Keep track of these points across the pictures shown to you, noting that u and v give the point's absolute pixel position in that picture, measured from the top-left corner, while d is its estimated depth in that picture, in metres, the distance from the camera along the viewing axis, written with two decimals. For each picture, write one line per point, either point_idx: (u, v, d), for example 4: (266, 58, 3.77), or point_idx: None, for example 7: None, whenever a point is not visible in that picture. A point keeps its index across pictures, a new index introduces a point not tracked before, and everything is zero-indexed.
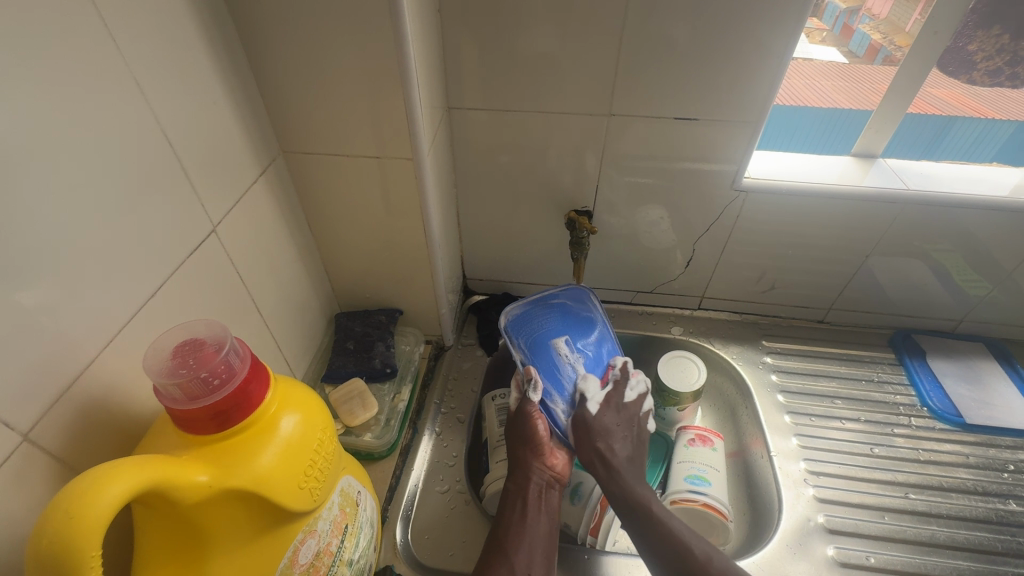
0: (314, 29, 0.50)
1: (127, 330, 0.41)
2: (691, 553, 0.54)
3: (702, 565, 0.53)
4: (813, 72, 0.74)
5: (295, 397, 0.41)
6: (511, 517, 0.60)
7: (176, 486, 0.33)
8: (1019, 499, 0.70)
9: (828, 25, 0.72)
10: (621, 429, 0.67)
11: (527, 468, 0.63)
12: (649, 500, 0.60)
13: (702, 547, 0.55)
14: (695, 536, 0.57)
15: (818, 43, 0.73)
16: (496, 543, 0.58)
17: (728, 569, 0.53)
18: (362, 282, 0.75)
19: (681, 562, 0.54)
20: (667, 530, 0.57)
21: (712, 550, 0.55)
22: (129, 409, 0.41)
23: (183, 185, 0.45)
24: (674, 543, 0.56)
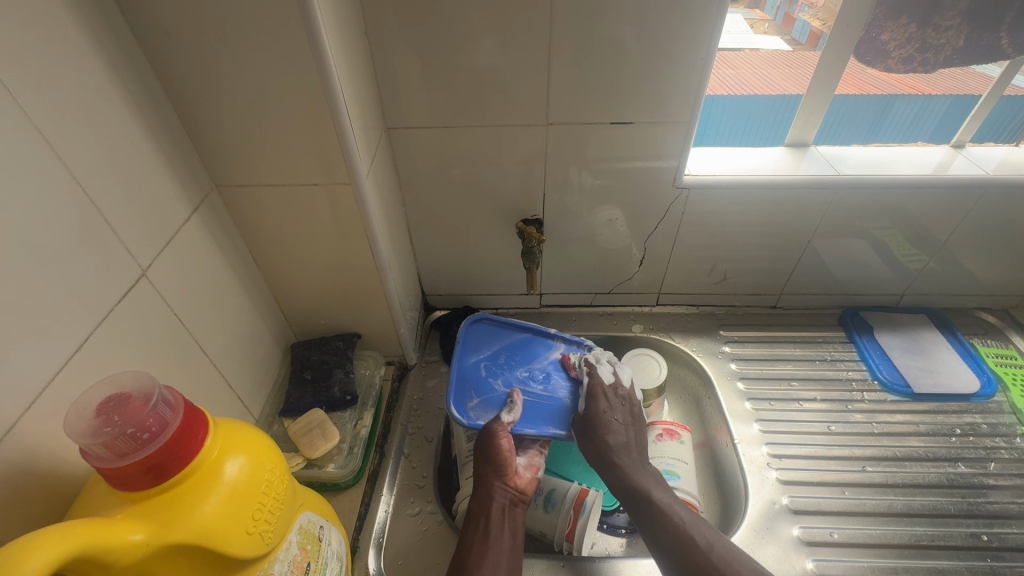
0: (233, 60, 0.49)
1: (51, 387, 0.39)
2: (694, 542, 0.56)
3: (705, 554, 0.55)
4: (759, 61, 0.76)
5: (240, 439, 0.40)
6: (473, 539, 0.60)
7: (109, 547, 0.32)
8: (967, 461, 0.74)
9: (768, 15, 0.76)
10: (615, 413, 0.69)
11: (491, 486, 0.63)
12: (652, 489, 0.62)
13: (706, 536, 0.57)
14: (698, 526, 0.58)
15: (762, 33, 0.77)
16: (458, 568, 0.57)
17: (731, 557, 0.54)
18: (315, 309, 0.73)
19: (686, 552, 0.56)
20: (673, 524, 0.58)
21: (718, 539, 0.56)
22: (59, 470, 0.39)
23: (102, 231, 0.44)
24: (677, 535, 0.57)
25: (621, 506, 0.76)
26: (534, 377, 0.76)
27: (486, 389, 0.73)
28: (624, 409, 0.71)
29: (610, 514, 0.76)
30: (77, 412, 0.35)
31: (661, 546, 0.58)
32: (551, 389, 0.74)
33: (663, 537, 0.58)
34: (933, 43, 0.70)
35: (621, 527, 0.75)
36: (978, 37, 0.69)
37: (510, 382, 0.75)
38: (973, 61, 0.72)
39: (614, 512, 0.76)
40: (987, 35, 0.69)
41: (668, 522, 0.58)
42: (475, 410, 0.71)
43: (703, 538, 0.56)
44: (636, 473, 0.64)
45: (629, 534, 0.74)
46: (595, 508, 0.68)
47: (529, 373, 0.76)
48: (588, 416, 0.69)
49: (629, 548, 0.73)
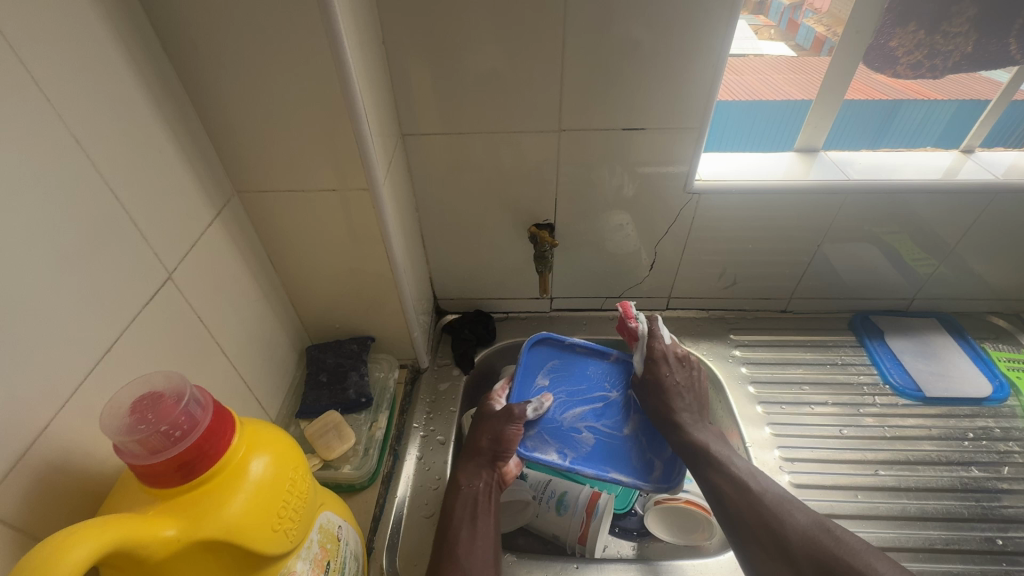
0: (256, 68, 0.51)
1: (82, 387, 0.40)
2: (753, 490, 0.59)
3: (759, 498, 0.58)
4: (763, 67, 0.76)
5: (264, 438, 0.41)
6: (461, 517, 0.61)
7: (141, 543, 0.32)
8: (981, 465, 0.73)
9: (773, 21, 0.76)
10: (678, 377, 0.72)
11: (480, 468, 0.66)
12: (709, 442, 0.65)
13: (761, 483, 0.60)
14: (753, 474, 0.61)
15: (767, 39, 0.77)
16: (448, 545, 0.59)
17: (783, 501, 0.57)
18: (330, 312, 0.74)
19: (742, 498, 0.59)
20: (732, 472, 0.62)
21: (772, 486, 0.59)
22: (90, 468, 0.40)
23: (131, 235, 0.45)
24: (734, 482, 0.60)
25: (633, 509, 0.76)
26: (599, 413, 0.74)
27: (550, 420, 0.73)
28: (686, 371, 0.73)
29: (622, 517, 0.76)
30: (110, 410, 0.36)
31: (716, 491, 0.61)
32: (613, 427, 0.72)
33: (721, 482, 0.61)
34: (941, 49, 0.71)
35: (633, 530, 0.75)
36: (986, 44, 0.70)
37: (574, 416, 0.73)
38: (980, 67, 0.73)
39: (626, 515, 0.76)
40: (994, 42, 0.70)
41: (726, 470, 0.62)
42: (532, 440, 0.70)
43: (759, 485, 0.59)
44: (695, 428, 0.67)
45: (640, 538, 0.75)
46: (607, 510, 0.69)
47: (595, 409, 0.74)
48: (648, 379, 0.72)
49: (641, 552, 0.74)
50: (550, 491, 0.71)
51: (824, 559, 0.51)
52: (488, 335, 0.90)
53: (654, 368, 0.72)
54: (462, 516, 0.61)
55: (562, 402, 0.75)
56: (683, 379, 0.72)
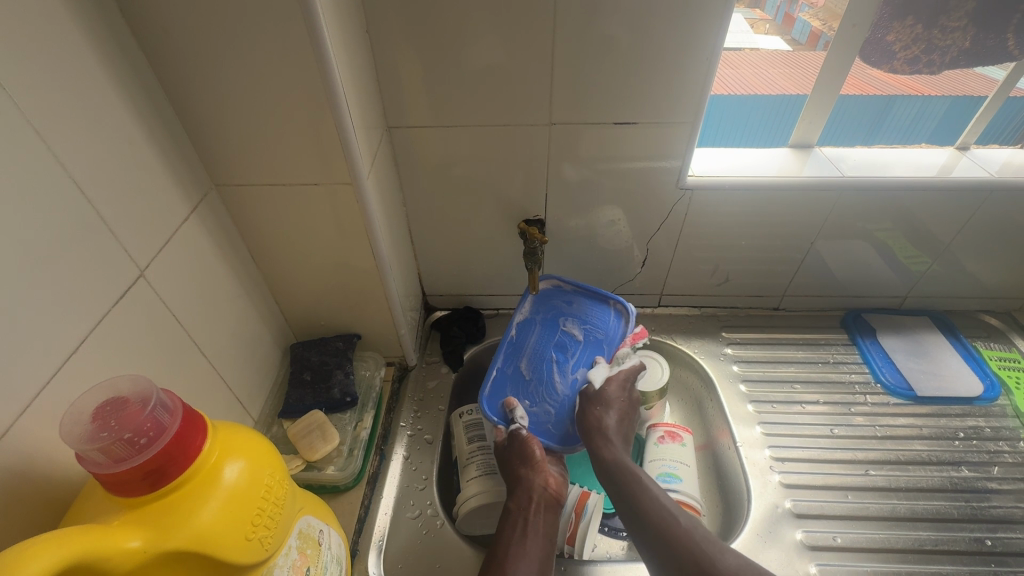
0: (232, 57, 0.48)
1: (46, 391, 0.38)
2: (687, 531, 0.56)
3: (689, 533, 0.56)
4: (760, 62, 0.75)
5: (238, 443, 0.40)
6: (511, 537, 0.58)
7: (104, 555, 0.31)
8: (971, 465, 0.73)
9: (769, 15, 0.73)
10: (616, 410, 0.70)
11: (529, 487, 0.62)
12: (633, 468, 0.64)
13: (689, 519, 0.58)
14: (683, 511, 0.59)
15: (763, 33, 0.74)
16: (497, 562, 0.56)
17: (710, 538, 0.56)
18: (315, 309, 0.73)
19: (669, 533, 0.57)
20: (654, 505, 0.60)
21: (701, 523, 0.58)
22: (54, 474, 0.39)
23: (99, 231, 0.43)
24: (665, 513, 0.58)
25: None
26: (560, 360, 0.76)
27: (560, 407, 0.72)
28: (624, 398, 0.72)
29: (610, 516, 0.75)
30: (71, 416, 0.34)
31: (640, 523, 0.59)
32: (576, 346, 0.77)
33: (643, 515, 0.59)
34: (939, 44, 0.70)
35: (622, 529, 0.75)
36: (984, 40, 0.69)
37: (561, 383, 0.74)
38: (976, 62, 0.71)
39: (615, 514, 0.75)
40: (993, 37, 0.69)
41: (654, 499, 0.60)
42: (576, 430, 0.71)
43: (688, 519, 0.58)
44: (626, 455, 0.66)
45: (630, 537, 0.74)
46: (596, 510, 0.69)
47: (555, 362, 0.76)
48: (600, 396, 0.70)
49: (629, 552, 0.73)
50: None
51: None
52: (478, 333, 0.89)
53: (609, 383, 0.72)
54: (511, 537, 0.58)
55: (539, 392, 0.73)
56: (625, 408, 0.71)
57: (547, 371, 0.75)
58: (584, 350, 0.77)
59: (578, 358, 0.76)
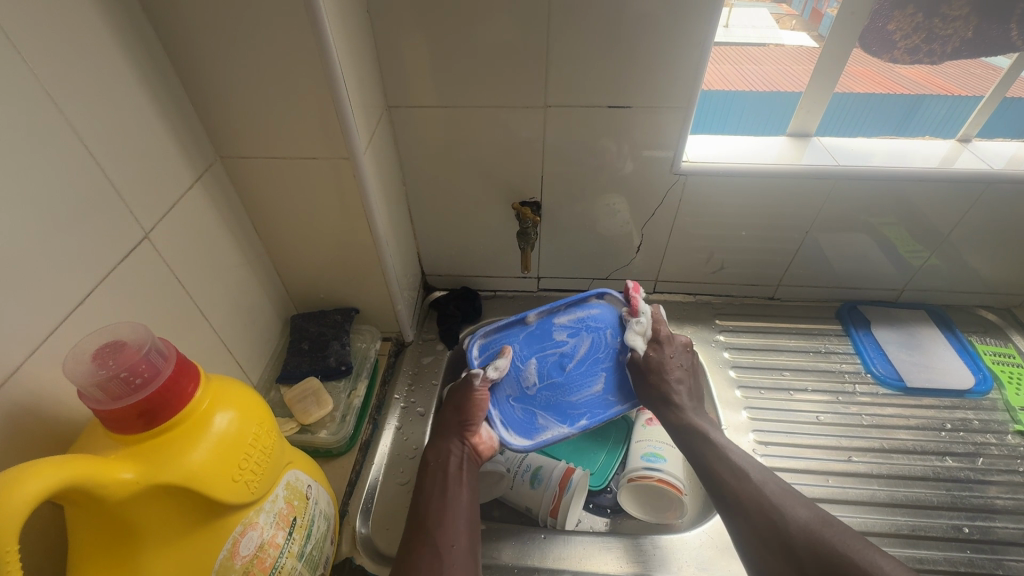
0: (235, 31, 0.51)
1: (54, 336, 0.41)
2: (750, 486, 0.57)
3: (759, 489, 0.57)
4: (783, 57, 0.76)
5: (229, 394, 0.42)
6: (433, 490, 0.60)
7: (101, 482, 0.33)
8: (955, 456, 0.73)
9: (797, 12, 0.76)
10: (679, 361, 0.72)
11: (450, 442, 0.65)
12: (711, 431, 0.65)
13: (762, 475, 0.58)
14: (754, 466, 0.59)
15: (788, 29, 0.76)
16: (418, 520, 0.58)
17: (784, 495, 0.55)
18: (315, 283, 0.76)
19: (742, 488, 0.57)
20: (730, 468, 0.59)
21: (772, 479, 0.58)
22: (59, 414, 0.42)
23: (107, 193, 0.46)
24: (734, 470, 0.59)
25: (609, 487, 0.78)
26: (549, 365, 0.75)
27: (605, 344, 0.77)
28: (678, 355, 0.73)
29: (597, 494, 0.77)
30: (74, 356, 0.37)
31: (719, 483, 0.59)
32: (538, 356, 0.76)
33: (724, 472, 0.59)
34: (939, 33, 0.69)
35: (607, 507, 0.76)
36: (987, 30, 0.68)
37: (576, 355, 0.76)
38: (979, 53, 0.71)
39: (601, 492, 0.77)
40: (996, 27, 0.68)
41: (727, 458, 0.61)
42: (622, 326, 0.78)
43: (759, 477, 0.58)
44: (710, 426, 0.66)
45: (614, 515, 0.75)
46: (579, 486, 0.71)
47: (551, 366, 0.75)
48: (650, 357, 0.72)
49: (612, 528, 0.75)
50: (524, 466, 0.73)
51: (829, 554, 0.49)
52: (473, 312, 0.91)
53: (656, 347, 0.73)
54: (433, 490, 0.61)
55: (594, 360, 0.75)
56: (685, 362, 0.72)
57: (568, 370, 0.75)
58: (537, 349, 0.77)
59: (543, 350, 0.76)
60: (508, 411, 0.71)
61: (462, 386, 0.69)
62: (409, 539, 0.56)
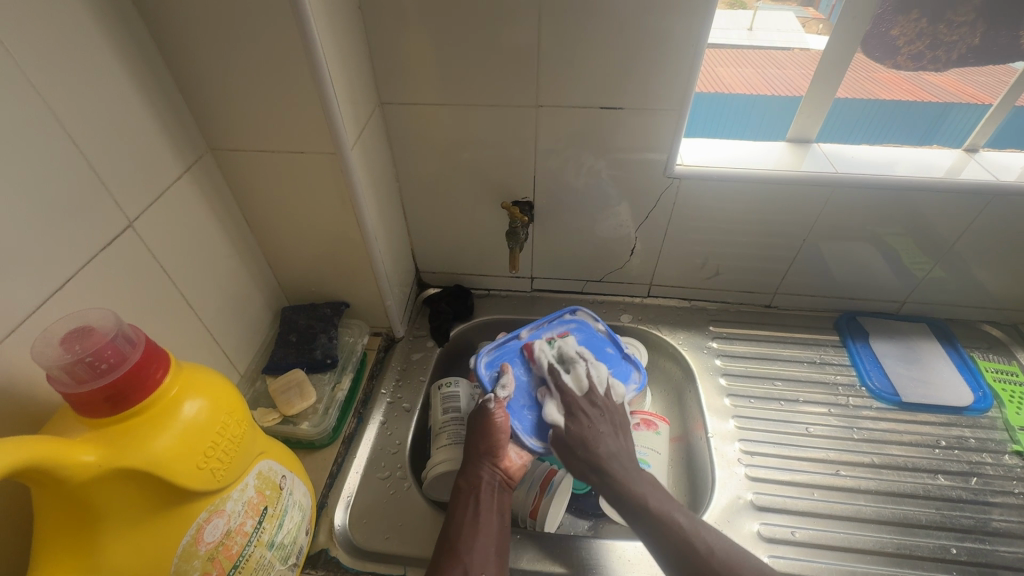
0: (222, 25, 0.51)
1: (31, 320, 0.42)
2: (694, 548, 0.56)
3: (706, 559, 0.55)
4: (796, 62, 0.75)
5: (200, 382, 0.43)
6: (464, 517, 0.60)
7: (63, 465, 0.34)
8: (948, 474, 0.71)
9: (824, 15, 0.71)
10: (600, 428, 0.67)
11: (480, 465, 0.65)
12: (645, 497, 0.60)
13: (707, 542, 0.56)
14: (697, 530, 0.57)
15: (815, 33, 0.72)
16: (448, 545, 0.58)
17: (731, 558, 0.55)
18: (305, 276, 0.76)
19: (689, 556, 0.55)
20: (675, 532, 0.57)
21: (717, 544, 0.56)
22: (34, 395, 0.43)
23: (91, 182, 0.47)
24: (680, 540, 0.56)
25: (594, 491, 0.77)
26: None
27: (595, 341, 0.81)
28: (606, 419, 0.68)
29: (582, 498, 0.77)
30: (45, 339, 0.38)
31: (661, 550, 0.56)
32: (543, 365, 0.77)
33: (663, 544, 0.57)
34: (945, 40, 0.67)
35: (591, 511, 0.76)
36: (995, 36, 0.66)
37: None
38: (987, 60, 0.69)
39: (586, 497, 0.77)
40: (1005, 35, 0.66)
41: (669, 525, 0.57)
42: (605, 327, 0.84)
43: (704, 543, 0.56)
44: (632, 482, 0.62)
45: (596, 519, 0.76)
46: (560, 489, 0.70)
47: None
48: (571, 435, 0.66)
49: (594, 533, 0.75)
50: None
51: None
52: (465, 310, 0.91)
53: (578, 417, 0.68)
54: (465, 516, 0.60)
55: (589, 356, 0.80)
56: (607, 428, 0.67)
57: None
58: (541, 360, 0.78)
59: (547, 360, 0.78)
60: (526, 419, 0.71)
61: (479, 414, 0.69)
62: (440, 567, 0.56)
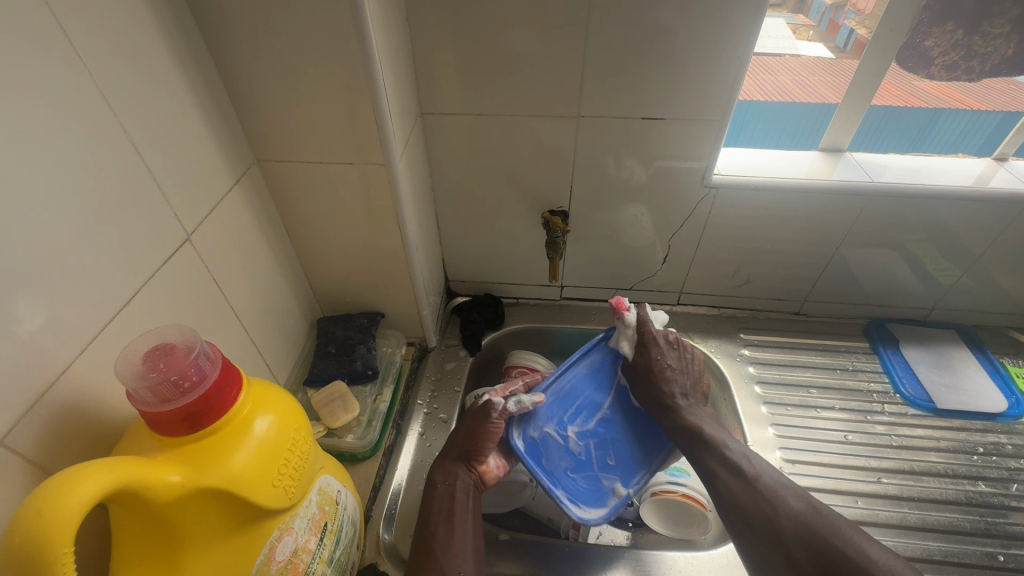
0: (279, 37, 0.51)
1: (100, 336, 0.42)
2: (741, 469, 0.57)
3: (752, 481, 0.55)
4: (799, 68, 0.76)
5: (270, 398, 0.42)
6: (436, 518, 0.59)
7: (149, 485, 0.34)
8: (988, 481, 0.72)
9: (813, 22, 0.76)
10: (669, 360, 0.68)
11: (456, 466, 0.62)
12: (702, 425, 0.63)
13: (754, 466, 0.57)
14: (745, 457, 0.58)
15: (805, 39, 0.77)
16: (423, 544, 0.57)
17: (777, 484, 0.54)
18: (343, 286, 0.76)
19: (734, 479, 0.56)
20: (726, 456, 0.59)
21: (767, 470, 0.56)
22: (103, 414, 0.42)
23: (154, 195, 0.46)
24: (729, 465, 0.58)
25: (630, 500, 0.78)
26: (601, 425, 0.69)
27: None
28: (678, 355, 0.69)
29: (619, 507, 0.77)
30: (125, 357, 0.37)
31: (709, 473, 0.58)
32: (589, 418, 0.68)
33: (713, 464, 0.59)
34: (979, 51, 0.68)
35: (629, 520, 0.77)
36: None
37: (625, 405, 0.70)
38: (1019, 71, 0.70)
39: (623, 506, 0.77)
40: None
41: (720, 452, 0.59)
42: None
43: (752, 469, 0.57)
44: (689, 410, 0.65)
45: (635, 528, 0.76)
46: None
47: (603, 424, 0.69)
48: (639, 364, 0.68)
49: (633, 542, 0.75)
50: None
51: (817, 542, 0.48)
52: (495, 319, 0.91)
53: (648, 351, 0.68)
54: (438, 518, 0.59)
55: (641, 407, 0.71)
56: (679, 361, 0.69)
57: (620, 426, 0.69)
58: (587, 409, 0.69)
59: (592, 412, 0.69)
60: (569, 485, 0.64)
61: (477, 417, 0.64)
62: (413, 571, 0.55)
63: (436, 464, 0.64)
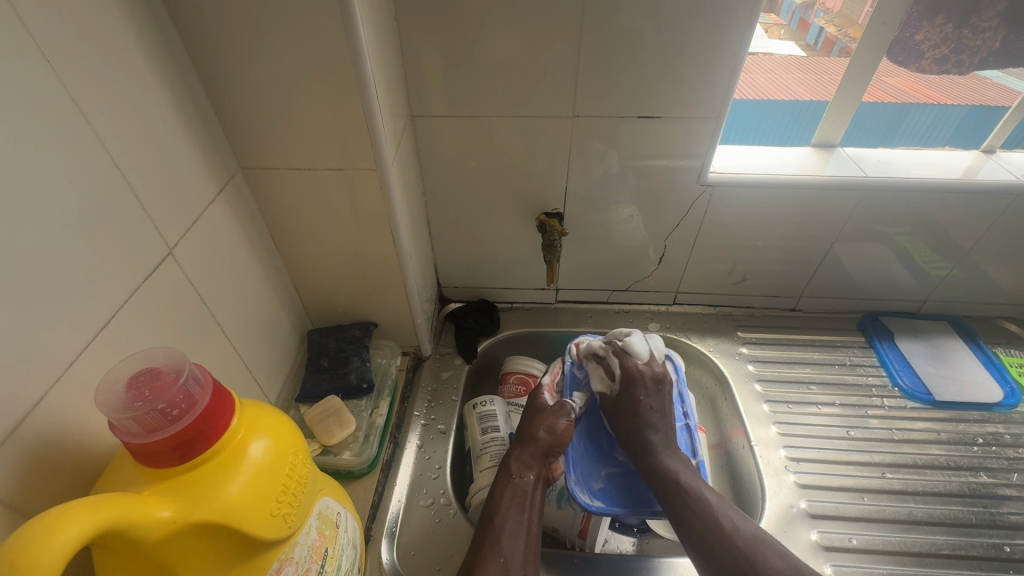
0: (263, 39, 0.49)
1: (79, 360, 0.39)
2: (717, 522, 0.55)
3: (729, 536, 0.53)
4: (773, 66, 0.75)
5: (264, 421, 0.40)
6: (503, 512, 0.57)
7: (137, 523, 0.31)
8: (989, 471, 0.72)
9: (784, 20, 0.72)
10: (652, 397, 0.67)
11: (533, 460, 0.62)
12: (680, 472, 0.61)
13: (731, 519, 0.55)
14: (725, 509, 0.56)
15: (777, 38, 0.74)
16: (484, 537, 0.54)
17: (755, 539, 0.53)
18: (334, 297, 0.73)
19: (709, 530, 0.55)
20: (701, 507, 0.57)
21: (744, 522, 0.55)
22: (84, 444, 0.39)
23: (133, 208, 0.43)
24: (705, 515, 0.56)
25: None
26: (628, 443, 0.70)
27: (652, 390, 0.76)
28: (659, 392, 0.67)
29: None
30: (107, 385, 0.35)
31: (684, 524, 0.56)
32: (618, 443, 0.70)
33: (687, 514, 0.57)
34: (969, 44, 0.69)
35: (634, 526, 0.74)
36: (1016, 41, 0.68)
37: None
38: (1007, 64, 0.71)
39: None
40: None
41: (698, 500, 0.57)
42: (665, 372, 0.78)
43: (729, 521, 0.55)
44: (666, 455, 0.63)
45: (640, 534, 0.73)
46: None
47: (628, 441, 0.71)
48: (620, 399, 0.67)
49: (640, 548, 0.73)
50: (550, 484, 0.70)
51: None
52: (491, 325, 0.89)
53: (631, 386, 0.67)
54: (510, 510, 0.57)
55: None
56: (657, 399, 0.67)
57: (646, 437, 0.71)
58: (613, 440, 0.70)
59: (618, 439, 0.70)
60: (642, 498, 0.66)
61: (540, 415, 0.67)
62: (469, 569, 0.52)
63: (506, 457, 0.63)
